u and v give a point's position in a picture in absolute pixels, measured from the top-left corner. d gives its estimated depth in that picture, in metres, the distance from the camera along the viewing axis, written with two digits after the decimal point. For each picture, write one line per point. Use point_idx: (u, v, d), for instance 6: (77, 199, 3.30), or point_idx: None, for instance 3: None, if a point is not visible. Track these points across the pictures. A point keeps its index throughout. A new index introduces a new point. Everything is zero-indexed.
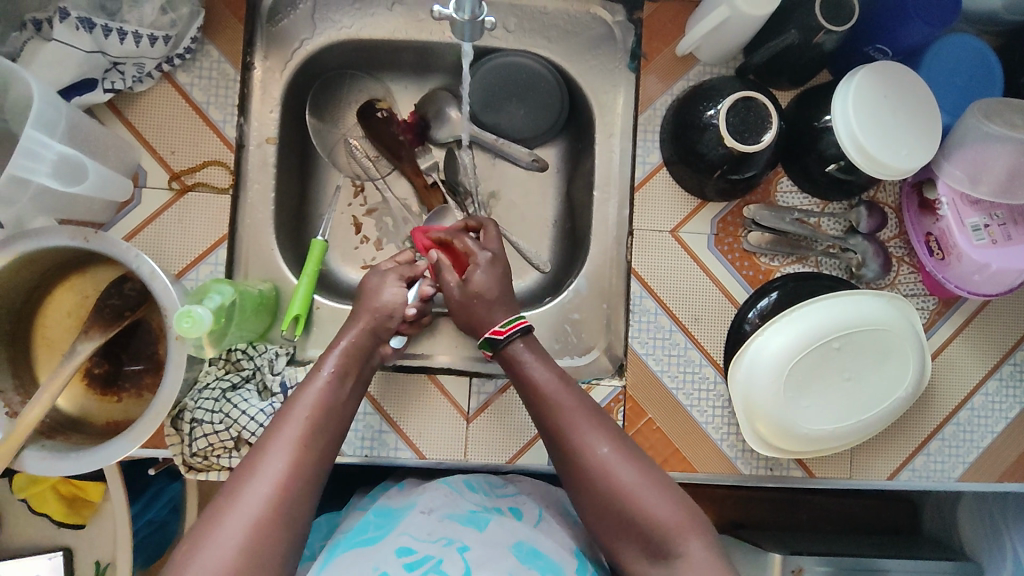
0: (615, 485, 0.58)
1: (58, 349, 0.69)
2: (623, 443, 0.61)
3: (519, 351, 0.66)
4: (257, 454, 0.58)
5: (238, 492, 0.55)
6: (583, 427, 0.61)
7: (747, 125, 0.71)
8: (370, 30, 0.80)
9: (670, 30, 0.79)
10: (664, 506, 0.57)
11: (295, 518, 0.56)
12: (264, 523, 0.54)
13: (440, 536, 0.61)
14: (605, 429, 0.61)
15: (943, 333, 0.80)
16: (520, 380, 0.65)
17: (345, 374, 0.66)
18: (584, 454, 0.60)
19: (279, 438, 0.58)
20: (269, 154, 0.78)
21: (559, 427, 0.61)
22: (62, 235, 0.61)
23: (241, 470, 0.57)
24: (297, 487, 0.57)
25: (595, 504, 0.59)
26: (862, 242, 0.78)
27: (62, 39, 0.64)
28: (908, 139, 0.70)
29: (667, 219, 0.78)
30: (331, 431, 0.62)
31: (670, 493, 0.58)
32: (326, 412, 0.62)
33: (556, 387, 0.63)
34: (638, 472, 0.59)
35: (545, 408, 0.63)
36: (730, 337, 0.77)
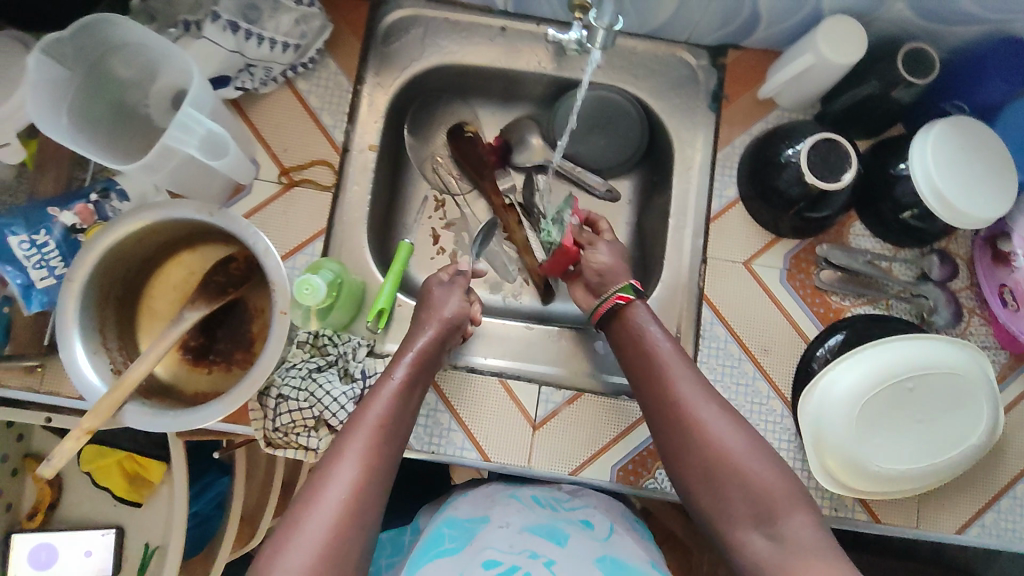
0: (724, 449, 0.63)
1: (161, 318, 0.74)
2: (731, 412, 0.65)
3: (640, 318, 0.73)
4: (333, 457, 0.59)
5: (318, 494, 0.57)
6: (694, 392, 0.66)
7: (828, 165, 0.74)
8: (470, 56, 0.86)
9: (751, 76, 0.84)
10: (769, 474, 0.61)
11: (368, 524, 0.58)
12: (341, 525, 0.55)
13: (522, 549, 0.63)
14: (713, 397, 0.66)
15: (1014, 388, 0.79)
16: (636, 347, 0.71)
17: (412, 386, 0.67)
18: (696, 416, 0.64)
19: (354, 444, 0.60)
20: (370, 159, 0.82)
21: (671, 393, 0.66)
22: (189, 208, 0.66)
23: (318, 475, 0.58)
24: (371, 492, 0.59)
25: (701, 467, 0.63)
26: (935, 289, 0.79)
27: (211, 37, 0.70)
28: (984, 190, 0.73)
29: (740, 251, 0.81)
30: (398, 436, 0.63)
31: (775, 463, 0.62)
32: (394, 420, 0.64)
33: (667, 355, 0.69)
34: (745, 440, 0.63)
35: (657, 374, 0.68)
36: (798, 373, 0.78)
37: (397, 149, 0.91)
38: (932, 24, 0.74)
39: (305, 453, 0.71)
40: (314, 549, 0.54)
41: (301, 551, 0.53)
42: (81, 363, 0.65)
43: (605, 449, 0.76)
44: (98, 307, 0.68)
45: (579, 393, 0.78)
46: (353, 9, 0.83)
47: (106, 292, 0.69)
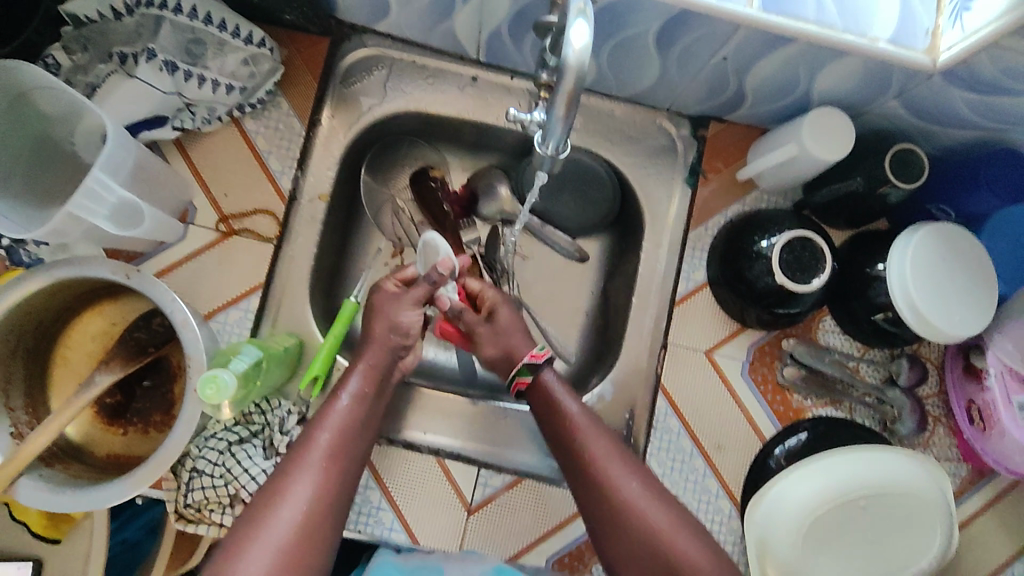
0: (654, 528, 0.59)
1: (76, 373, 0.69)
2: (651, 483, 0.63)
3: (549, 381, 0.69)
4: (275, 488, 0.57)
5: (267, 518, 0.55)
6: (613, 462, 0.63)
7: (801, 263, 0.70)
8: (436, 105, 0.80)
9: (732, 152, 0.79)
10: (696, 548, 0.59)
11: (318, 557, 0.56)
12: (294, 548, 0.55)
13: None
14: (635, 469, 0.63)
15: (972, 504, 0.76)
16: (552, 417, 0.67)
17: (364, 399, 0.65)
18: (617, 494, 0.61)
19: (305, 469, 0.58)
20: (319, 211, 0.77)
21: (591, 464, 0.63)
22: (104, 268, 0.60)
23: (265, 498, 0.56)
24: (318, 532, 0.57)
25: (629, 547, 0.60)
26: (900, 396, 0.75)
27: (144, 77, 0.64)
28: (962, 305, 0.68)
29: (702, 339, 0.77)
30: (351, 460, 0.62)
31: (702, 536, 0.60)
32: (348, 438, 0.62)
33: (581, 419, 0.65)
34: (671, 517, 0.60)
35: (574, 444, 0.65)
36: (753, 473, 0.74)
37: (353, 192, 0.85)
38: (925, 124, 0.69)
39: (219, 529, 0.67)
40: (263, 573, 0.52)
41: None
42: None
43: (542, 539, 0.73)
44: (2, 363, 0.63)
45: (519, 477, 0.75)
46: (312, 46, 0.77)
47: (12, 347, 0.64)
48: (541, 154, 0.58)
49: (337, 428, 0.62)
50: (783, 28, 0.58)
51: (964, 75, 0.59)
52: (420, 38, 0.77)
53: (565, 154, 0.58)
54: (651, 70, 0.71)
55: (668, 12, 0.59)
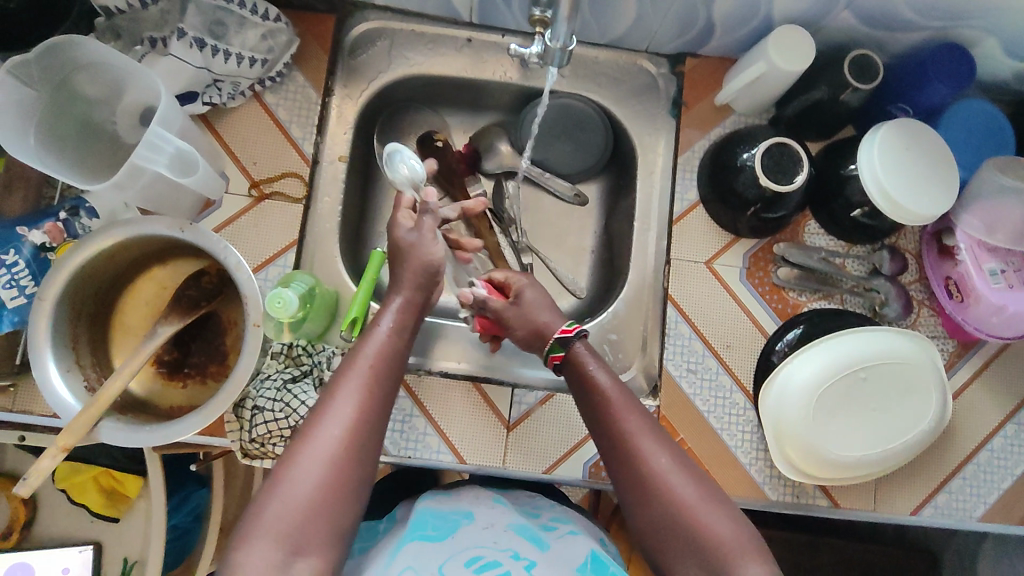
0: (679, 500, 0.60)
1: (135, 334, 0.75)
2: (681, 458, 0.63)
3: (580, 354, 0.71)
4: (302, 437, 0.58)
5: (311, 434, 0.58)
6: (643, 435, 0.64)
7: (781, 167, 0.77)
8: (437, 67, 0.87)
9: (708, 82, 0.87)
10: (723, 525, 0.59)
11: (359, 478, 0.58)
12: (338, 459, 0.57)
13: (505, 545, 0.64)
14: (666, 446, 0.64)
15: (962, 375, 0.84)
16: (585, 388, 0.69)
17: (392, 350, 0.66)
18: (649, 464, 0.62)
19: (344, 387, 0.61)
20: (340, 170, 0.84)
21: (624, 436, 0.64)
22: (161, 225, 0.67)
23: (310, 417, 0.60)
24: (344, 482, 0.57)
25: (653, 516, 0.61)
26: (885, 283, 0.83)
27: (177, 54, 0.71)
28: (928, 187, 0.76)
29: (702, 252, 0.84)
30: (380, 406, 0.62)
31: (729, 513, 0.60)
32: (384, 366, 0.65)
33: (617, 392, 0.67)
34: (698, 491, 0.61)
35: (606, 417, 0.66)
36: (760, 366, 0.81)
37: (366, 158, 0.92)
38: (876, 32, 0.78)
39: None
40: (311, 482, 0.56)
41: (262, 536, 0.53)
42: (54, 380, 0.66)
43: (577, 446, 0.79)
44: (70, 325, 0.69)
45: (551, 393, 0.81)
46: (319, 23, 0.84)
47: (78, 310, 0.70)
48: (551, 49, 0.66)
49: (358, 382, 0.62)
50: None
51: None
52: (418, 7, 0.84)
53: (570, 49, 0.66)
54: (628, 12, 0.79)
55: None
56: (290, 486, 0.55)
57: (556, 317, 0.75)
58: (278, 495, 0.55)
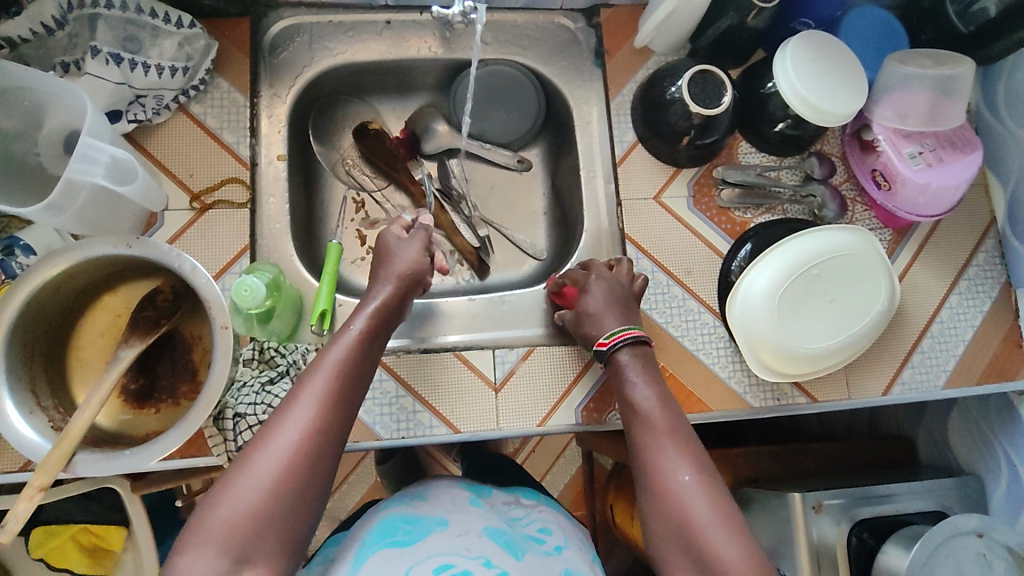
0: (693, 520, 0.57)
1: (95, 367, 0.72)
2: (707, 475, 0.59)
3: (623, 360, 0.68)
4: (269, 426, 0.57)
5: (267, 438, 0.55)
6: (667, 451, 0.61)
7: (706, 93, 0.81)
8: (361, 54, 0.87)
9: (626, 29, 0.90)
10: (734, 551, 0.55)
11: (318, 481, 0.56)
12: (293, 464, 0.54)
13: (477, 553, 0.60)
14: (693, 461, 0.60)
15: (903, 259, 0.90)
16: (622, 400, 0.66)
17: (376, 334, 0.65)
18: (671, 482, 0.59)
19: (306, 390, 0.58)
20: (281, 169, 0.83)
21: (646, 448, 0.62)
22: (106, 243, 0.64)
23: (270, 420, 0.57)
24: (305, 475, 0.55)
25: (664, 533, 0.57)
26: (820, 187, 0.88)
27: (95, 72, 0.69)
28: (841, 90, 0.82)
29: (649, 188, 0.87)
30: (349, 399, 0.60)
31: (745, 537, 0.56)
32: (355, 368, 0.61)
33: (653, 404, 0.64)
34: (717, 513, 0.57)
35: (637, 428, 0.64)
36: (722, 285, 0.85)
37: (306, 157, 0.91)
38: None
39: None
40: (261, 486, 0.53)
41: (217, 524, 0.52)
42: (17, 423, 0.62)
43: (566, 394, 0.81)
44: (24, 366, 0.65)
45: (531, 348, 0.82)
46: (234, 27, 0.82)
47: (30, 350, 0.66)
48: None
49: (330, 375, 0.59)
50: None
51: None
52: None
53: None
54: None
55: None
56: (241, 494, 0.53)
57: (604, 322, 0.72)
58: (227, 501, 0.53)
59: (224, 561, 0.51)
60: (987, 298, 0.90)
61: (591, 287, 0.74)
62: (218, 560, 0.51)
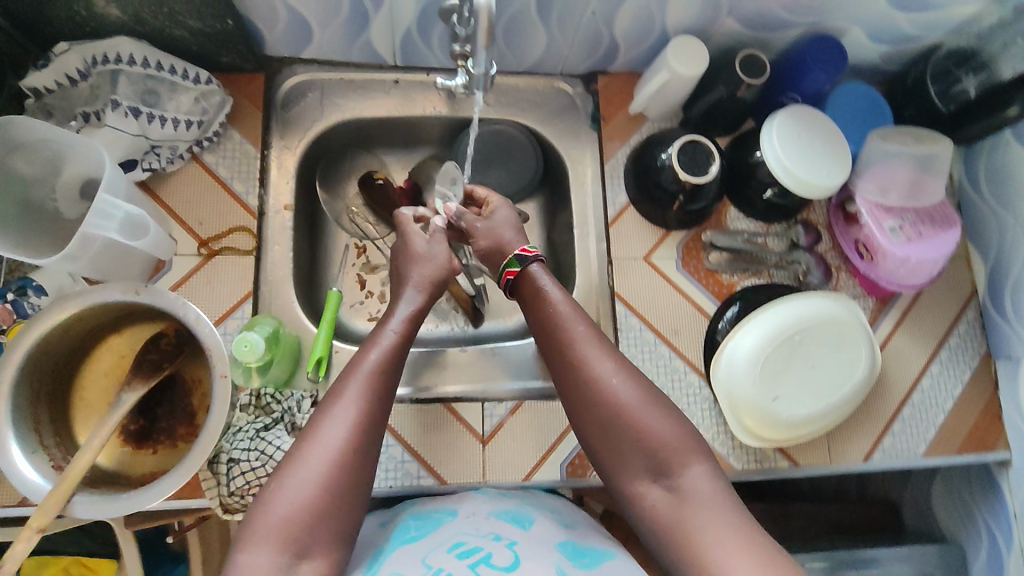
0: (621, 403, 0.66)
1: (97, 406, 0.74)
2: (625, 363, 0.69)
3: (536, 277, 0.77)
4: (313, 430, 0.62)
5: (316, 436, 0.61)
6: (588, 350, 0.70)
7: (696, 162, 0.85)
8: (368, 110, 0.91)
9: (622, 96, 0.95)
10: (664, 425, 0.65)
11: (362, 470, 0.61)
12: (341, 458, 0.60)
13: (487, 531, 0.63)
14: (611, 353, 0.70)
15: (885, 327, 0.92)
16: (539, 313, 0.75)
17: (405, 341, 0.71)
18: (593, 372, 0.68)
19: (349, 389, 0.64)
20: (287, 219, 0.86)
21: (568, 346, 0.71)
22: (115, 289, 0.67)
23: (317, 419, 0.63)
24: (349, 472, 0.60)
25: (598, 422, 0.67)
26: (805, 254, 0.91)
27: (114, 124, 0.73)
28: (824, 165, 0.85)
29: (640, 248, 0.90)
30: (384, 393, 0.66)
31: (672, 418, 0.66)
32: (390, 369, 0.68)
33: (568, 310, 0.73)
34: (639, 392, 0.67)
35: (555, 332, 0.73)
36: (709, 345, 0.87)
37: (311, 205, 0.94)
38: (759, 33, 0.87)
39: None
40: (315, 477, 0.59)
41: (279, 512, 0.57)
42: (20, 462, 0.64)
43: (554, 447, 0.82)
44: (30, 405, 0.68)
45: (520, 402, 0.84)
46: (249, 82, 0.87)
47: (36, 390, 0.68)
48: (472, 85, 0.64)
49: (364, 380, 0.65)
50: None
51: None
52: (343, 56, 0.89)
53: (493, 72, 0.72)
54: (540, 40, 0.86)
55: None
56: (296, 485, 0.58)
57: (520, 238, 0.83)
58: (284, 491, 0.58)
59: (283, 555, 0.56)
60: (967, 368, 0.92)
61: (500, 207, 0.85)
62: (278, 552, 0.56)
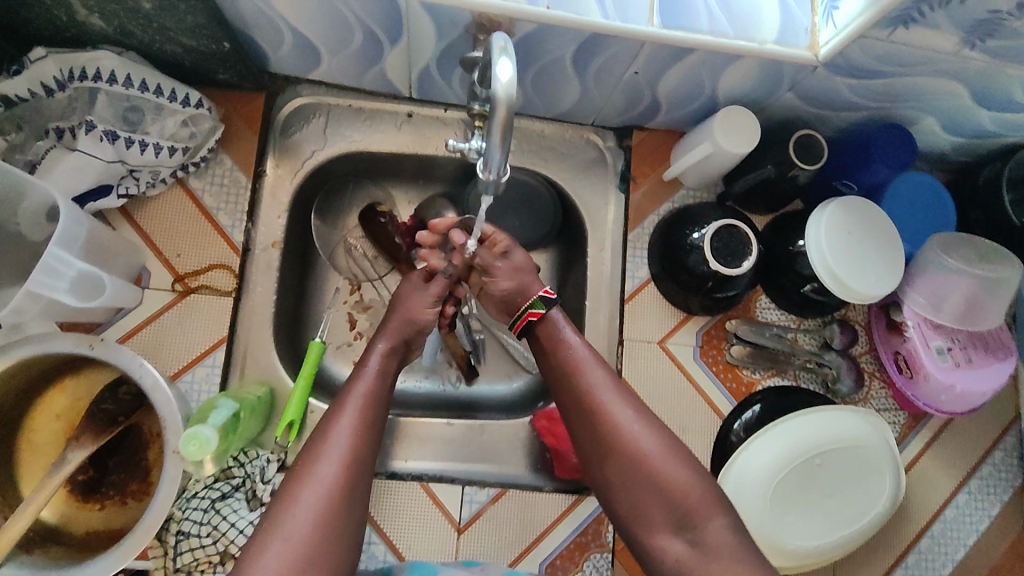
0: (638, 450, 0.63)
1: (42, 452, 0.68)
2: (638, 406, 0.65)
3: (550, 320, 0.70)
4: (307, 461, 0.60)
5: (308, 478, 0.59)
6: (604, 394, 0.65)
7: (729, 249, 0.76)
8: (376, 144, 0.83)
9: (657, 156, 0.86)
10: (683, 473, 0.62)
11: (352, 515, 0.59)
12: (333, 502, 0.58)
13: None
14: (623, 394, 0.66)
15: (913, 447, 0.84)
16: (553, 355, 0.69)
17: (386, 373, 0.69)
18: (605, 414, 0.64)
19: (338, 430, 0.62)
20: (274, 258, 0.78)
21: (587, 394, 0.66)
22: (66, 341, 0.61)
23: (305, 462, 0.60)
24: (348, 502, 0.59)
25: (612, 469, 0.64)
26: (837, 358, 0.83)
27: (86, 149, 0.66)
28: (873, 268, 0.76)
29: (655, 331, 0.82)
30: (372, 434, 0.64)
31: (690, 462, 0.63)
32: (376, 406, 0.65)
33: (582, 352, 0.68)
34: (660, 448, 0.63)
35: (572, 378, 0.67)
36: (718, 448, 0.79)
37: (305, 237, 0.87)
38: (819, 112, 0.77)
39: None
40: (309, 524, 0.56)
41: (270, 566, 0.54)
42: None
43: (532, 546, 0.76)
44: None
45: (503, 489, 0.77)
46: (248, 102, 0.79)
47: None
48: (483, 184, 0.54)
49: (357, 405, 0.64)
50: (684, 42, 0.63)
51: (842, 64, 0.66)
52: (354, 83, 0.80)
53: (506, 179, 0.54)
54: (573, 92, 0.77)
55: (580, 37, 0.64)
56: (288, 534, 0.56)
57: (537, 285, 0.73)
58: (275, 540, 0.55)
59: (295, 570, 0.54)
60: (997, 502, 0.84)
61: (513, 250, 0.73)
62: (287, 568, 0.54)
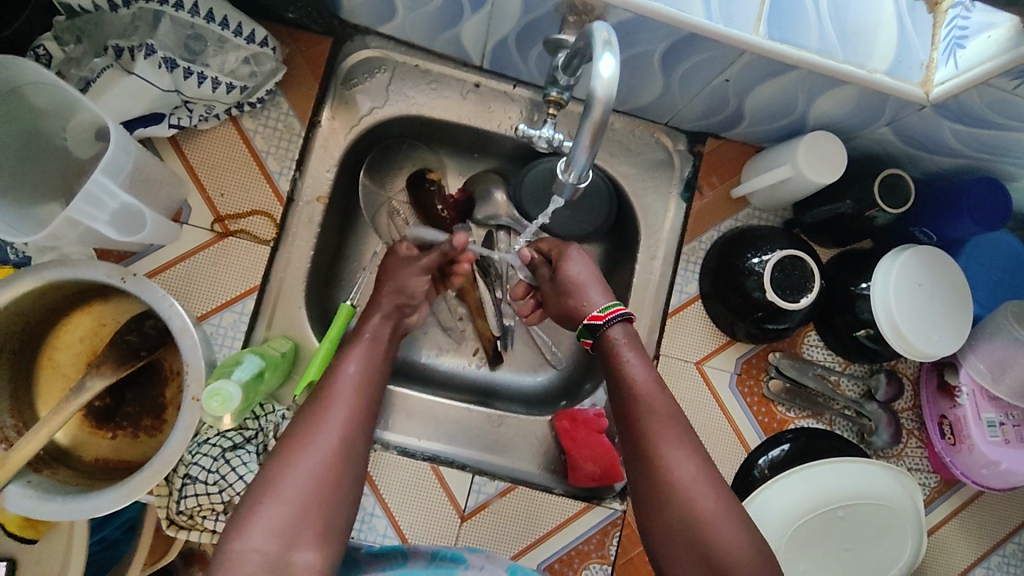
0: (695, 509, 0.59)
1: (63, 374, 0.67)
2: (701, 459, 0.61)
3: (616, 339, 0.67)
4: (303, 428, 0.58)
5: (307, 440, 0.57)
6: (666, 437, 0.62)
7: (791, 282, 0.72)
8: (437, 111, 0.79)
9: (727, 168, 0.82)
10: (739, 540, 0.57)
11: (348, 484, 0.57)
12: (332, 467, 0.57)
13: None
14: (687, 445, 0.62)
15: (940, 512, 0.80)
16: (616, 376, 0.66)
17: (382, 349, 0.68)
18: (662, 455, 0.61)
19: (333, 397, 0.60)
20: (317, 212, 0.76)
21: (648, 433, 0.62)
22: (98, 271, 0.59)
23: (303, 425, 0.59)
24: (347, 469, 0.58)
25: (666, 523, 0.60)
26: (878, 410, 0.79)
27: (142, 75, 0.63)
28: (937, 327, 0.71)
29: (693, 351, 0.79)
30: (371, 406, 0.62)
31: (747, 529, 0.58)
32: (373, 376, 0.64)
33: (651, 385, 0.65)
34: (716, 502, 0.59)
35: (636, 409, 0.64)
36: (737, 479, 0.77)
37: (350, 194, 0.84)
38: (913, 150, 0.71)
39: (211, 536, 0.66)
40: (307, 486, 0.55)
41: (258, 530, 0.52)
42: None
43: (532, 546, 0.75)
44: None
45: (513, 485, 0.76)
46: (314, 45, 0.76)
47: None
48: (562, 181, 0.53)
49: (356, 373, 0.63)
50: (788, 57, 0.58)
51: (955, 108, 0.60)
52: (425, 43, 0.76)
53: (585, 185, 0.53)
54: (654, 88, 0.72)
55: (676, 35, 0.59)
56: (285, 495, 0.54)
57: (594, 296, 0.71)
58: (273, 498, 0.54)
59: (276, 551, 0.51)
60: None
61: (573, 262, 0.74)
62: (270, 548, 0.51)
